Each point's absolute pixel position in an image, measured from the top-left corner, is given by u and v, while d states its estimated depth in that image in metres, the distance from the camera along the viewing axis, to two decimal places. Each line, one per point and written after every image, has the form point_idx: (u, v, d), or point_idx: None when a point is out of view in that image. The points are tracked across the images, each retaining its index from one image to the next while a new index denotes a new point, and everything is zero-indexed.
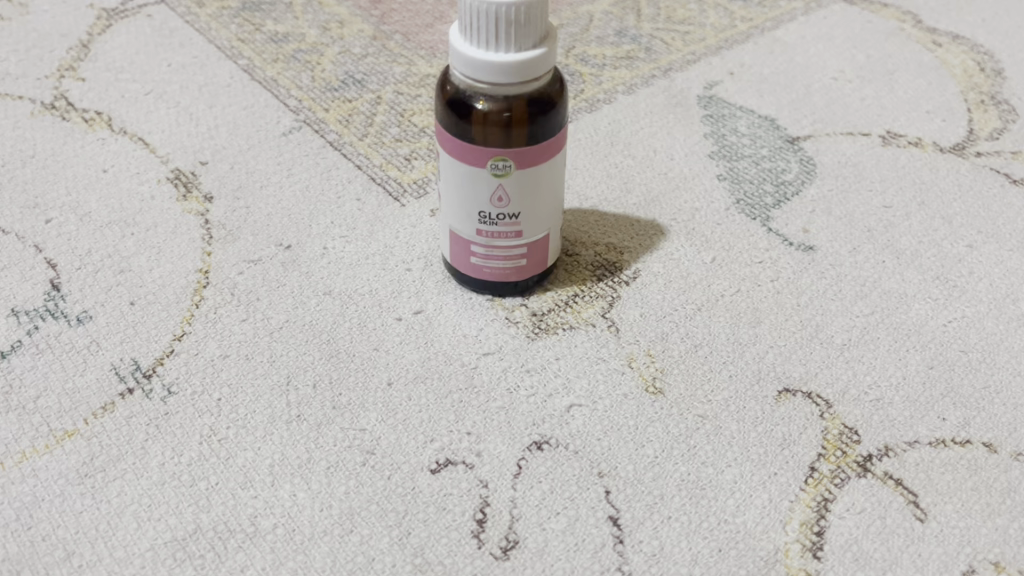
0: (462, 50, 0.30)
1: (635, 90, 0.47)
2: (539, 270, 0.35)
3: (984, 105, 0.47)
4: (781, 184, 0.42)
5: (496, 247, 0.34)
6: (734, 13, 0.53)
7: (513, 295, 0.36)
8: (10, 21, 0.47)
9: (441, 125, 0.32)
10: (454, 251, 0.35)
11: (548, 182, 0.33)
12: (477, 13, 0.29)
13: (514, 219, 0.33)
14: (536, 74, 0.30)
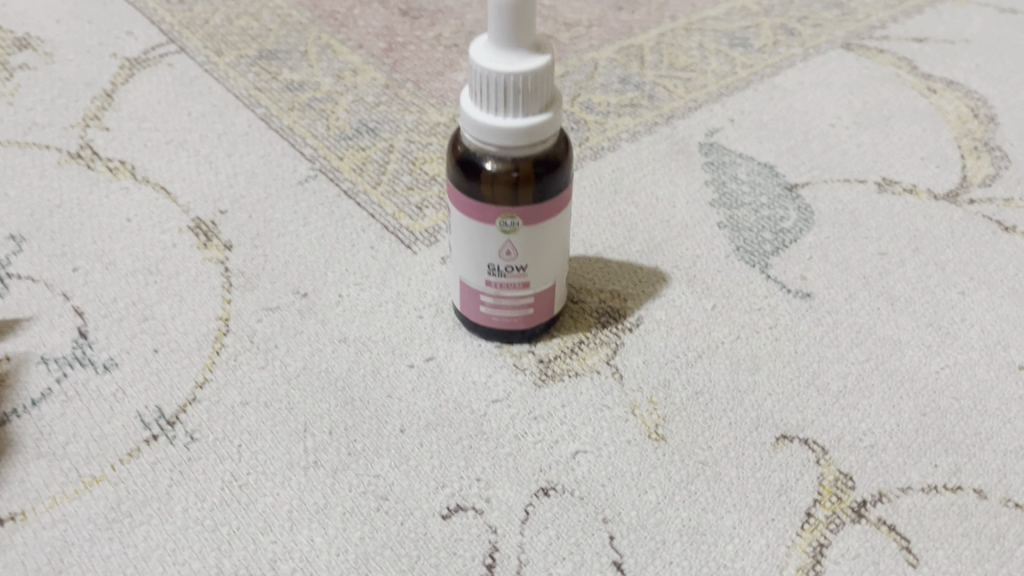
0: (472, 114, 0.31)
1: (638, 137, 0.48)
2: (546, 318, 0.37)
3: (977, 152, 0.49)
4: (779, 231, 0.43)
5: (504, 297, 0.35)
6: (735, 59, 0.55)
7: (521, 341, 0.37)
8: (37, 70, 0.49)
9: (452, 183, 0.33)
10: (464, 300, 0.36)
11: (555, 236, 0.34)
12: (486, 81, 0.30)
13: (522, 271, 0.34)
14: (542, 138, 0.32)
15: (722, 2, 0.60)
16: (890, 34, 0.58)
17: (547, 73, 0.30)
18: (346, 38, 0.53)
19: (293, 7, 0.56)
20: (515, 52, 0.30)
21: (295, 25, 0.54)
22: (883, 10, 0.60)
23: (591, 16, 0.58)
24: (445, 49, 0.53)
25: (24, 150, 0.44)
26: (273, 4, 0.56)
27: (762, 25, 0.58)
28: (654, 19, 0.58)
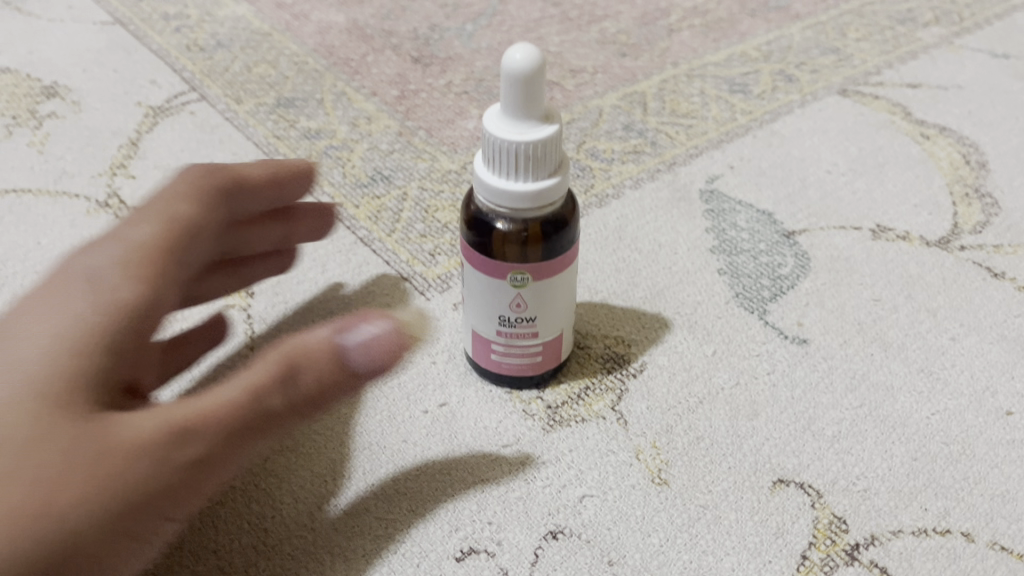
0: (484, 176, 0.33)
1: (641, 185, 0.50)
2: (553, 365, 0.39)
3: (968, 199, 0.50)
4: (777, 278, 0.45)
5: (513, 345, 0.37)
6: (735, 105, 0.57)
7: (529, 387, 0.39)
8: (65, 119, 0.51)
9: (464, 240, 0.35)
10: (476, 347, 0.38)
11: (562, 290, 0.36)
12: (498, 148, 0.32)
13: (530, 322, 0.36)
14: (549, 201, 0.33)
15: (722, 48, 0.62)
16: (884, 80, 0.60)
17: (556, 141, 0.32)
18: (361, 86, 0.56)
19: (309, 55, 0.58)
20: (525, 120, 0.32)
21: (312, 73, 0.56)
22: (878, 57, 0.62)
23: (596, 63, 0.60)
24: (455, 96, 0.55)
25: (55, 199, 0.46)
26: (290, 51, 0.58)
27: (761, 71, 0.60)
28: (657, 65, 0.60)
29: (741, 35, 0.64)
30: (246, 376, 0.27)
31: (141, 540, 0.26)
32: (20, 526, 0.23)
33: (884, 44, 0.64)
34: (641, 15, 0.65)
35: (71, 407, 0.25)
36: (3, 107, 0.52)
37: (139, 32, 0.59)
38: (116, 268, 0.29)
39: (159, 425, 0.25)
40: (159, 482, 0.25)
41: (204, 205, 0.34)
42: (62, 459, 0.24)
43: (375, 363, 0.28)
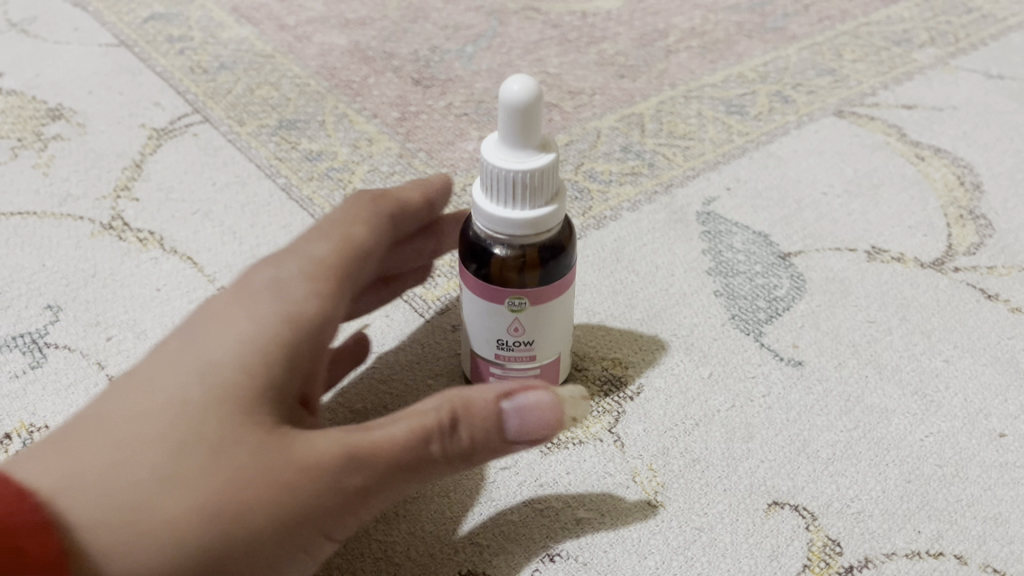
0: (483, 204, 0.34)
1: (638, 207, 0.51)
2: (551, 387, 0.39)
3: (962, 220, 0.51)
4: (773, 299, 0.45)
5: (511, 369, 0.38)
6: (732, 127, 0.57)
7: None
8: (70, 141, 0.52)
9: (464, 265, 0.36)
10: (475, 370, 0.39)
11: (558, 314, 0.37)
12: (496, 177, 0.33)
13: (528, 344, 0.37)
14: (546, 228, 0.34)
15: (719, 69, 0.63)
16: (880, 101, 0.61)
17: (554, 169, 0.33)
18: (362, 108, 0.56)
19: (311, 77, 0.59)
20: (521, 150, 0.32)
21: (313, 95, 0.57)
22: (873, 78, 0.63)
23: (594, 84, 0.60)
24: (455, 118, 0.56)
25: (60, 222, 0.46)
26: (292, 73, 0.59)
27: (758, 93, 0.61)
28: (655, 87, 0.61)
29: (738, 56, 0.65)
30: (420, 419, 0.28)
31: (301, 552, 0.28)
32: (204, 524, 0.25)
33: (879, 65, 0.65)
34: (640, 36, 0.66)
35: (261, 419, 0.27)
36: (9, 129, 0.52)
37: (144, 54, 0.59)
38: (303, 276, 0.30)
39: (335, 453, 0.27)
40: (324, 506, 0.27)
41: (387, 221, 0.34)
42: (248, 469, 0.26)
43: (528, 433, 0.30)
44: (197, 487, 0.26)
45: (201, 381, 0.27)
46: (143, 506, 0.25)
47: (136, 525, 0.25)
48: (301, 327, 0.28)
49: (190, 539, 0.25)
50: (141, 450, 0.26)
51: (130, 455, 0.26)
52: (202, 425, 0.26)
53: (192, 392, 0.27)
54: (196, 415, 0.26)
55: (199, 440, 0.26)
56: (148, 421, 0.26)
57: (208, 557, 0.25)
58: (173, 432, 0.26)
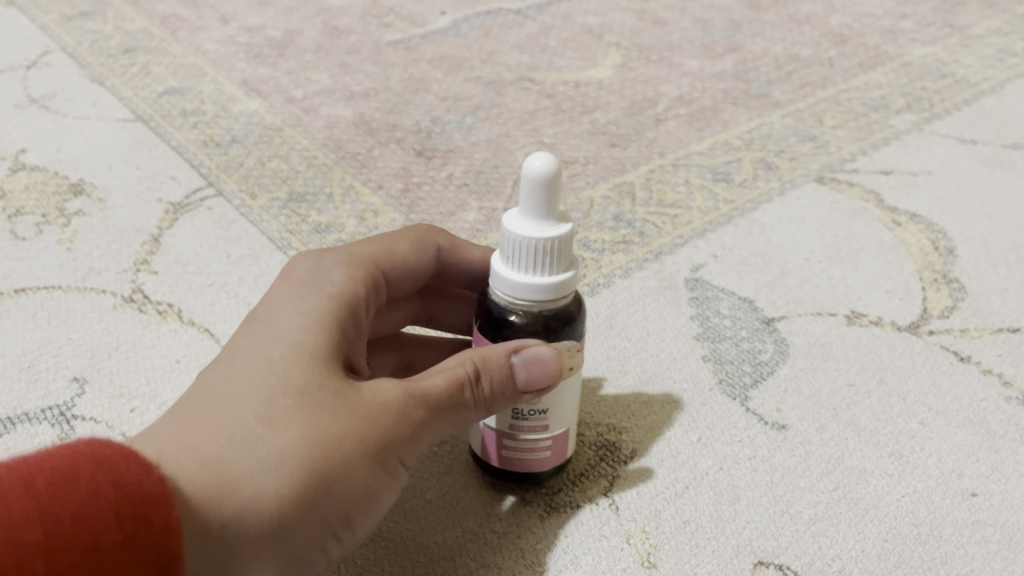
0: (503, 271, 0.36)
1: (630, 274, 0.54)
2: (558, 461, 0.41)
3: (937, 284, 0.54)
4: (758, 363, 0.48)
5: (521, 441, 0.39)
6: (718, 195, 0.60)
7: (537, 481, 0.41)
8: (92, 216, 0.55)
9: (481, 332, 0.38)
10: (487, 444, 0.40)
11: (570, 391, 0.39)
12: (516, 247, 0.35)
13: (540, 416, 0.39)
14: (563, 292, 0.36)
15: (706, 137, 0.66)
16: (859, 167, 0.64)
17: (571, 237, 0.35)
18: (367, 180, 0.59)
19: (319, 149, 0.62)
20: (544, 220, 0.35)
21: (321, 167, 0.60)
22: (853, 144, 0.66)
23: (587, 153, 0.64)
24: (456, 189, 0.59)
25: (83, 295, 0.49)
26: (301, 146, 0.62)
27: (743, 160, 0.64)
28: (644, 156, 0.64)
29: (724, 124, 0.68)
30: (451, 372, 0.34)
31: (386, 479, 0.33)
32: (309, 450, 0.30)
33: (858, 131, 0.68)
34: (630, 105, 0.69)
35: (335, 373, 0.32)
36: (33, 205, 0.55)
37: (159, 129, 0.63)
38: (344, 268, 0.37)
39: (399, 393, 0.33)
40: (398, 436, 0.33)
41: (420, 248, 0.42)
42: (331, 410, 0.31)
43: (536, 382, 0.35)
44: (293, 429, 0.30)
45: (279, 342, 0.32)
46: (252, 449, 0.30)
47: (255, 456, 0.30)
48: (349, 302, 0.35)
49: (296, 470, 0.30)
50: (238, 407, 0.31)
51: (231, 412, 0.31)
52: (286, 375, 0.31)
53: (273, 355, 0.32)
54: (281, 368, 0.32)
55: (288, 386, 0.31)
56: (240, 384, 0.31)
57: (315, 483, 0.30)
58: (263, 388, 0.31)
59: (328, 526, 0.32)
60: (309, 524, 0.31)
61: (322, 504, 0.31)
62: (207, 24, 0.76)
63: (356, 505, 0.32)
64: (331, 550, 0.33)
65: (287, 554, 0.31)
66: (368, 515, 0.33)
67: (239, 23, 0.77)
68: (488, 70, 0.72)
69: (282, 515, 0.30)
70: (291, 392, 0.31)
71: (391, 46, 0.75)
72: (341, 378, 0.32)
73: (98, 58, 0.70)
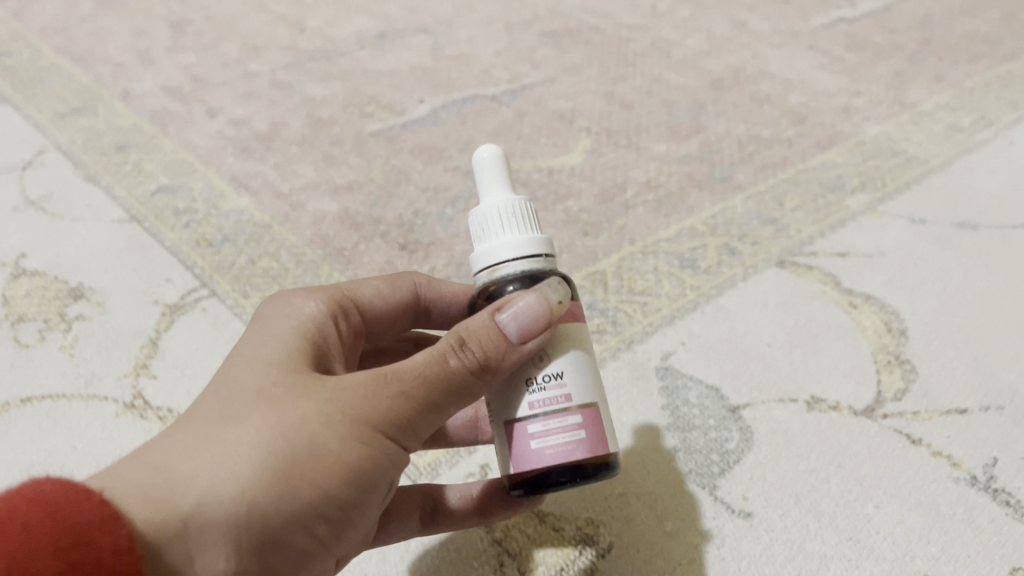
0: (482, 246, 0.42)
1: (604, 364, 0.57)
2: (600, 443, 0.39)
3: (890, 365, 0.58)
4: (725, 452, 0.52)
5: (551, 420, 0.39)
6: (685, 281, 0.64)
7: (587, 470, 0.39)
8: (91, 321, 0.57)
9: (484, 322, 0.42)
10: (517, 451, 0.39)
11: (580, 355, 0.40)
12: (486, 217, 0.42)
13: (559, 380, 0.39)
14: (534, 248, 0.42)
15: (673, 223, 0.70)
16: (817, 249, 0.68)
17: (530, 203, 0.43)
18: (353, 274, 0.62)
19: (307, 245, 0.66)
20: (503, 188, 0.43)
21: (310, 264, 0.63)
22: (811, 226, 0.70)
23: (561, 244, 0.68)
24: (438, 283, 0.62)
25: (87, 403, 0.52)
26: (290, 243, 0.65)
27: (708, 246, 0.68)
28: (615, 244, 0.68)
29: (690, 209, 0.72)
30: (435, 350, 0.38)
31: (362, 455, 0.37)
32: (274, 435, 0.35)
33: (817, 213, 0.72)
34: (601, 192, 0.74)
35: (302, 374, 0.38)
36: (36, 312, 0.58)
37: (154, 229, 0.66)
38: (319, 296, 0.44)
39: (358, 378, 0.37)
40: (368, 412, 0.37)
41: (397, 286, 0.49)
42: (293, 402, 0.36)
43: (526, 327, 0.38)
44: (254, 425, 0.36)
45: (250, 360, 0.38)
46: (216, 450, 0.35)
47: (226, 448, 0.35)
48: (322, 328, 0.42)
49: (260, 458, 0.35)
50: (207, 420, 0.36)
51: (200, 425, 0.36)
52: (253, 383, 0.37)
53: (240, 375, 0.38)
54: (250, 378, 0.37)
55: (255, 391, 0.37)
56: (209, 403, 0.37)
57: (280, 466, 0.35)
58: (229, 402, 0.37)
59: (311, 505, 0.36)
60: (288, 503, 0.35)
61: (293, 480, 0.35)
62: (195, 117, 0.80)
63: (332, 479, 0.36)
64: (326, 529, 0.37)
65: (276, 537, 0.36)
66: (348, 490, 0.37)
67: (226, 116, 0.80)
68: (465, 158, 0.76)
69: (254, 498, 0.35)
70: (254, 397, 0.37)
71: (373, 136, 0.79)
72: (300, 378, 0.37)
73: (92, 157, 0.73)
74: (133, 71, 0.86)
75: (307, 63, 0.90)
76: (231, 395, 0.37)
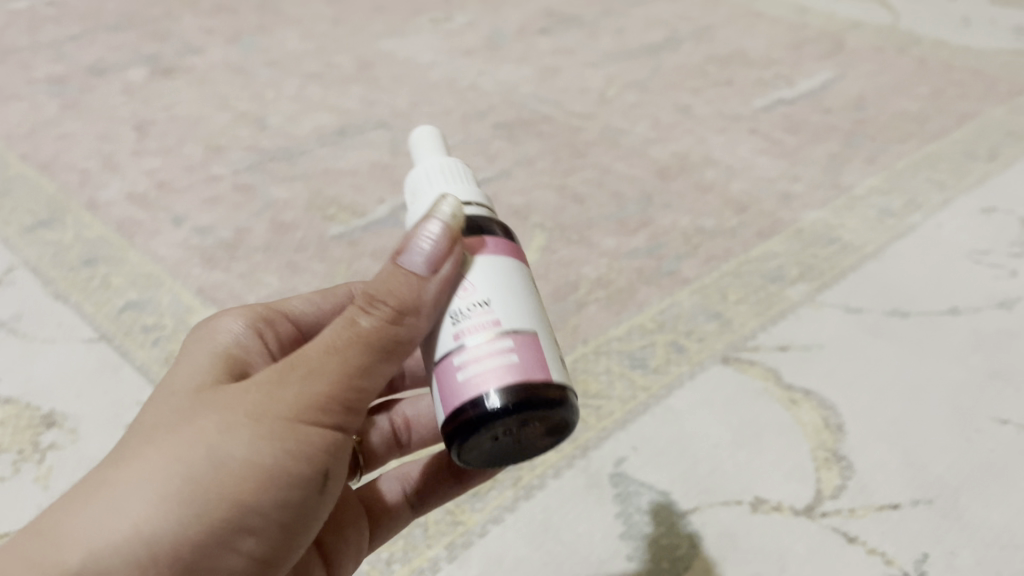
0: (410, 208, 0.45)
1: (561, 473, 0.61)
2: (539, 374, 0.38)
3: (829, 462, 0.62)
4: (675, 558, 0.56)
5: (477, 348, 0.38)
6: (635, 382, 0.68)
7: (523, 400, 0.37)
8: (65, 449, 0.60)
9: None
10: (448, 390, 0.38)
11: (509, 287, 0.40)
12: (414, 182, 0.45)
13: (485, 307, 0.39)
14: (473, 196, 0.44)
15: (623, 320, 0.74)
16: (760, 343, 0.72)
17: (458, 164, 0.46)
18: None
19: None
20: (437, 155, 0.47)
21: None
22: (754, 319, 0.74)
23: None
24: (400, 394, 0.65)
25: None
26: None
27: (657, 343, 0.72)
28: (569, 346, 0.72)
29: (639, 305, 0.76)
30: (341, 324, 0.40)
31: (274, 451, 0.38)
32: (175, 452, 0.37)
33: (759, 306, 0.76)
34: (554, 291, 0.77)
35: (204, 397, 0.41)
36: (10, 442, 0.60)
37: (123, 347, 0.68)
38: (235, 329, 0.48)
39: (259, 381, 0.40)
40: (272, 405, 0.38)
41: (330, 294, 0.55)
42: (192, 422, 0.39)
43: (434, 256, 0.39)
44: (155, 450, 0.38)
45: (155, 406, 0.41)
46: (118, 481, 0.37)
47: (131, 478, 0.37)
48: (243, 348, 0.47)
49: (162, 476, 0.37)
50: (114, 460, 0.38)
51: (102, 469, 0.38)
52: (156, 421, 0.40)
53: (150, 416, 0.41)
54: (155, 419, 0.40)
55: (160, 425, 0.39)
56: (118, 445, 0.39)
57: (184, 478, 0.37)
58: (136, 439, 0.39)
59: (230, 516, 0.37)
60: (199, 520, 0.37)
61: (202, 487, 0.37)
62: (161, 226, 0.82)
63: (245, 480, 0.38)
64: (257, 538, 0.39)
65: (199, 559, 0.37)
66: (270, 490, 0.38)
67: (191, 224, 0.83)
68: None
69: (160, 521, 0.36)
70: (158, 430, 0.39)
71: (335, 239, 0.82)
72: (202, 401, 0.40)
73: (61, 272, 0.76)
74: (99, 178, 0.89)
75: (269, 164, 0.93)
76: (137, 435, 0.39)
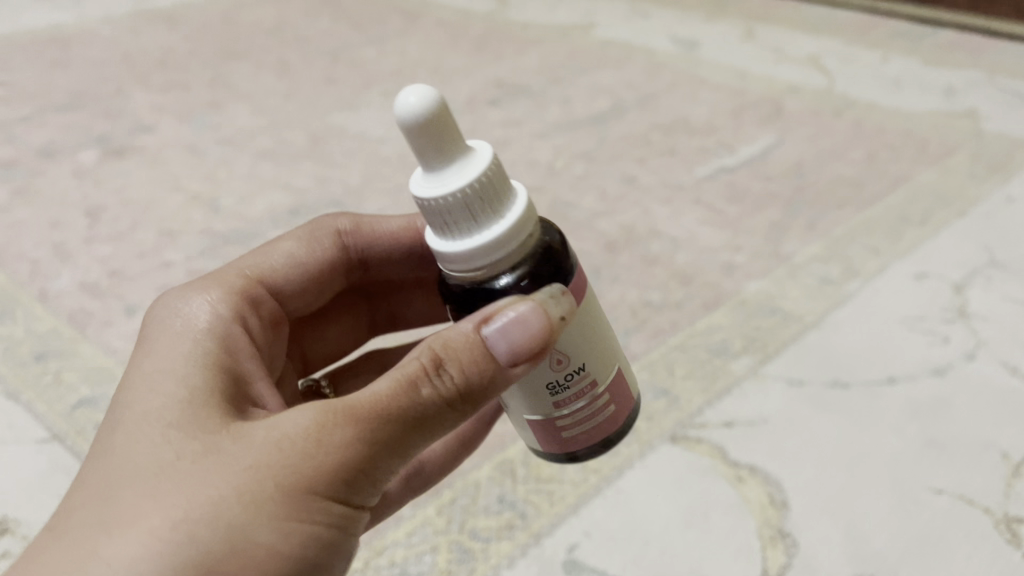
0: (457, 243, 0.44)
1: (514, 563, 0.64)
2: (620, 413, 0.52)
3: (775, 541, 0.64)
4: None
5: (579, 413, 0.50)
6: (587, 466, 0.71)
7: (614, 434, 0.53)
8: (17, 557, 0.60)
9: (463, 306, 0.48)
10: (554, 437, 0.51)
11: (594, 350, 0.50)
12: (453, 213, 0.44)
13: (581, 377, 0.49)
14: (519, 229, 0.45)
15: None
16: (706, 420, 0.74)
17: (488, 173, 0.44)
18: None
19: None
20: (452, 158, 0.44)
21: None
22: (700, 395, 0.77)
23: None
24: None
25: None
26: None
27: None
28: None
29: None
30: (395, 387, 0.44)
31: (295, 527, 0.41)
32: (198, 521, 0.40)
33: (705, 380, 0.79)
34: None
35: (220, 447, 0.43)
36: None
37: (76, 446, 0.68)
38: (217, 339, 0.51)
39: (291, 444, 0.42)
40: (303, 480, 0.42)
41: (317, 239, 0.65)
42: (216, 485, 0.41)
43: (521, 344, 0.44)
44: (177, 513, 0.40)
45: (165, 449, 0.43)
46: (140, 542, 0.39)
47: (152, 541, 0.39)
48: (231, 342, 0.52)
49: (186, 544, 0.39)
50: (132, 510, 0.41)
51: (120, 521, 0.40)
52: (171, 471, 0.42)
53: (163, 458, 0.43)
54: (169, 467, 0.42)
55: (178, 478, 0.42)
56: (133, 493, 0.41)
57: (207, 547, 0.39)
58: (151, 488, 0.41)
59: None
60: None
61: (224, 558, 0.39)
62: (113, 315, 0.82)
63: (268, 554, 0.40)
64: None
65: None
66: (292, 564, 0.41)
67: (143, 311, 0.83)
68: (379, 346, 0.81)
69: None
70: (175, 483, 0.41)
71: None
72: (221, 455, 0.42)
73: (12, 368, 0.76)
74: (49, 266, 0.89)
75: (222, 247, 0.94)
76: (153, 486, 0.41)
